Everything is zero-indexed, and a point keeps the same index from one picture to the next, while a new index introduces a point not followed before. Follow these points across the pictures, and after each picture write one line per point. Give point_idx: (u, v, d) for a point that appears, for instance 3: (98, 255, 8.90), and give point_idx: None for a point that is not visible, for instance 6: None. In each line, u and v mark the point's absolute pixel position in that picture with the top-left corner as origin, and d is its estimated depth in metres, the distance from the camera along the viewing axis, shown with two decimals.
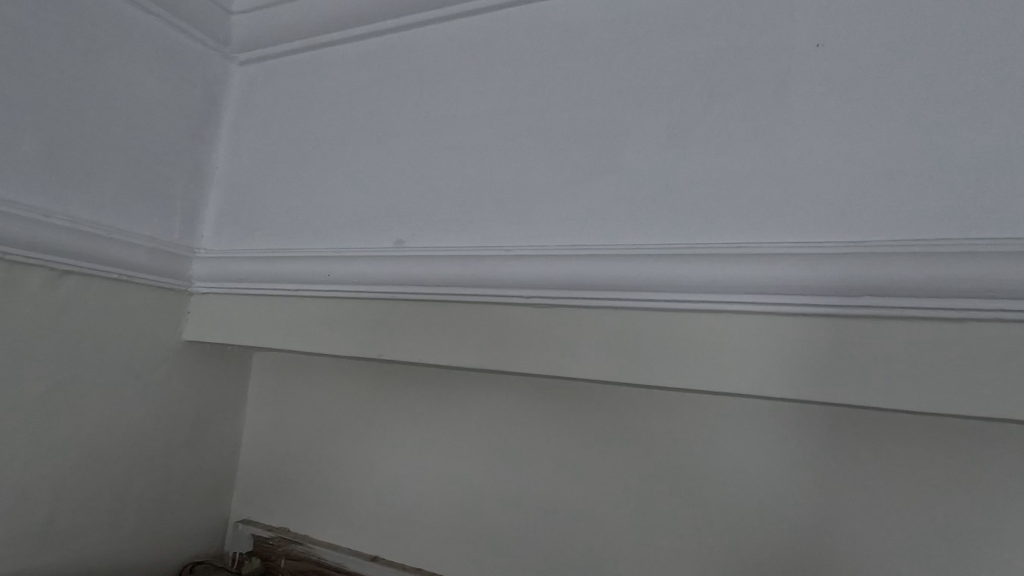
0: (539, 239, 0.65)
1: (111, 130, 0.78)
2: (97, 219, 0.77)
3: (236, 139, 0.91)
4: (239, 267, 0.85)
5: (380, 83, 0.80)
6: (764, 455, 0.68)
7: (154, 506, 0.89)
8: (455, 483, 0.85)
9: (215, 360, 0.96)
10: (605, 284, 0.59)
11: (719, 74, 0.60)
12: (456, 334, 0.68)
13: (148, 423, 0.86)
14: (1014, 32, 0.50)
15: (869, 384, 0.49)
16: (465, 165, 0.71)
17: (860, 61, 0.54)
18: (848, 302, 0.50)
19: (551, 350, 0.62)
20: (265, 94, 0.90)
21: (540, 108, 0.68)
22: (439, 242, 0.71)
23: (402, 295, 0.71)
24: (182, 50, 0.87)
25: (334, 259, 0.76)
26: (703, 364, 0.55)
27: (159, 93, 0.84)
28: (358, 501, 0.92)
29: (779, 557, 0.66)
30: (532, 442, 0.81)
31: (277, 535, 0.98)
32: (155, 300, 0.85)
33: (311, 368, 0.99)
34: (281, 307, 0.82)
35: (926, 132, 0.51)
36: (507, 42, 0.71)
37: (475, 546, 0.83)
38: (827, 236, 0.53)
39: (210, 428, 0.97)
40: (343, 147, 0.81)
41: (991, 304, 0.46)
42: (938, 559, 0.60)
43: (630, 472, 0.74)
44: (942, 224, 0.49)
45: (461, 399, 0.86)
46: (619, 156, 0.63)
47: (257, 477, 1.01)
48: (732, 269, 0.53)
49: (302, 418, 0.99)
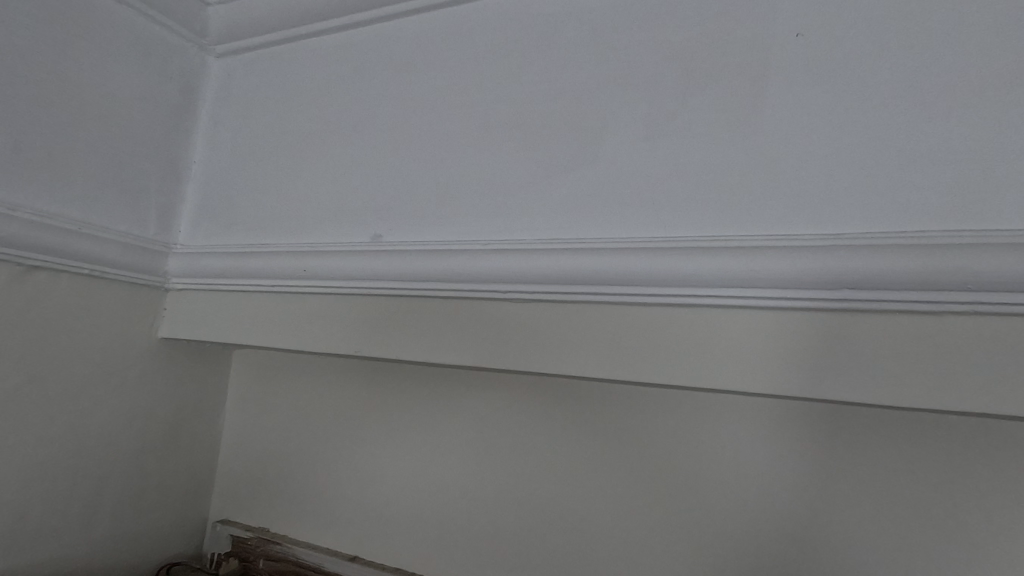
0: (516, 234, 0.65)
1: (79, 120, 0.76)
2: (67, 213, 0.75)
3: (215, 133, 0.90)
4: (216, 262, 0.83)
5: (360, 77, 0.78)
6: (740, 450, 0.67)
7: (126, 506, 0.87)
8: (440, 482, 0.84)
9: (191, 357, 0.94)
10: (576, 280, 0.59)
11: (697, 65, 0.59)
12: (439, 328, 0.67)
13: (121, 418, 0.84)
14: (1001, 20, 0.49)
15: (879, 382, 0.48)
16: (442, 158, 0.70)
17: (835, 53, 0.54)
18: (832, 295, 0.49)
19: (532, 347, 0.61)
20: (244, 87, 0.88)
21: (518, 100, 0.67)
22: (419, 236, 0.70)
23: (380, 290, 0.70)
24: (155, 41, 0.85)
25: (308, 254, 0.75)
26: (682, 360, 0.54)
27: (134, 84, 0.82)
28: (339, 499, 0.91)
29: (768, 559, 0.65)
30: (518, 438, 0.79)
31: (257, 535, 0.96)
32: (125, 296, 0.83)
33: (291, 367, 0.98)
34: (259, 302, 0.81)
35: (913, 121, 0.50)
36: (486, 33, 0.70)
37: (454, 542, 0.82)
38: (810, 230, 0.52)
39: (184, 428, 0.95)
40: (322, 140, 0.80)
41: (958, 298, 0.46)
42: (909, 552, 0.60)
43: (611, 468, 0.73)
44: (916, 217, 0.49)
45: (447, 397, 0.85)
46: (598, 148, 0.62)
47: (238, 474, 1.00)
48: (703, 263, 0.53)
49: (282, 416, 0.97)
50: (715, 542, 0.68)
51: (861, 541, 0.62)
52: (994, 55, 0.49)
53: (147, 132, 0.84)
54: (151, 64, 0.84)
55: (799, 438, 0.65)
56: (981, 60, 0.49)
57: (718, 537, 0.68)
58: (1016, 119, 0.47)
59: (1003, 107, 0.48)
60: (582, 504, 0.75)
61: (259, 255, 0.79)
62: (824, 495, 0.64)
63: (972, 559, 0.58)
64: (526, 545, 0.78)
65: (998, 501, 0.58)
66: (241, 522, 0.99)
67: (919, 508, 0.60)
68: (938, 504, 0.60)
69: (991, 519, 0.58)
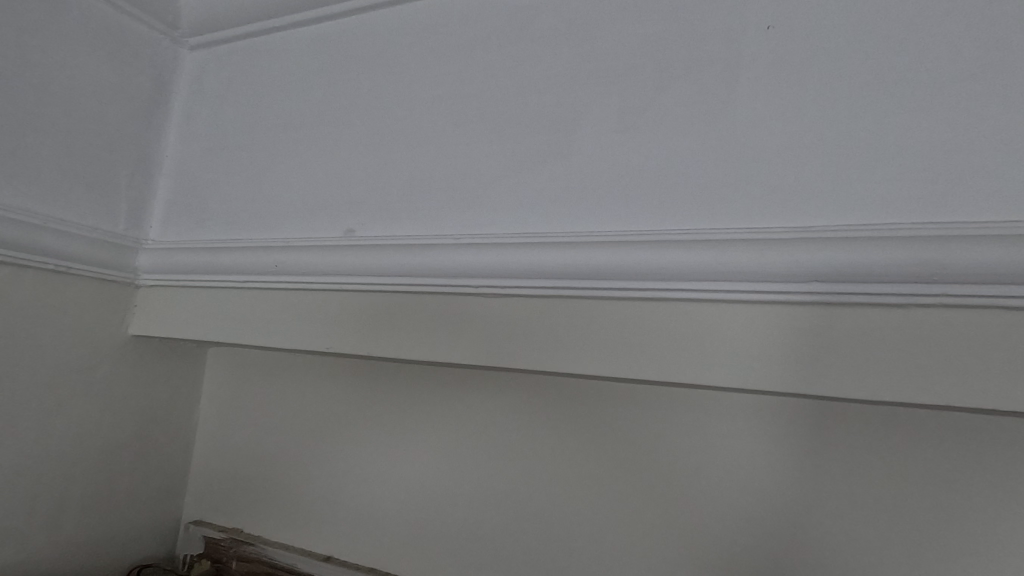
0: (489, 229, 0.64)
1: (47, 112, 0.74)
2: (31, 207, 0.73)
3: (188, 127, 0.88)
4: (187, 258, 0.82)
5: (334, 69, 0.77)
6: (717, 445, 0.67)
7: (96, 506, 0.85)
8: (416, 480, 0.83)
9: (163, 355, 0.92)
10: (549, 274, 0.58)
11: (670, 57, 0.58)
12: (413, 325, 0.66)
13: (90, 416, 0.82)
14: (969, 14, 0.49)
15: (851, 377, 0.48)
16: (414, 152, 0.70)
17: (809, 46, 0.54)
18: (805, 289, 0.49)
19: (508, 343, 0.61)
20: (217, 80, 0.87)
21: (492, 92, 0.66)
22: (391, 231, 0.69)
23: (353, 285, 0.69)
24: (126, 33, 0.83)
25: (281, 249, 0.74)
26: (659, 354, 0.54)
27: (105, 76, 0.81)
28: (314, 499, 0.90)
29: (743, 555, 0.65)
30: (494, 435, 0.79)
31: (230, 536, 0.94)
32: (93, 293, 0.81)
33: (267, 364, 0.96)
34: (231, 299, 0.79)
35: (885, 114, 0.50)
36: (459, 26, 0.70)
37: (430, 542, 0.81)
38: (781, 223, 0.52)
39: (156, 427, 0.93)
40: (295, 133, 0.78)
41: (925, 290, 0.46)
42: (887, 549, 0.60)
43: (588, 466, 0.73)
44: (887, 211, 0.49)
45: (425, 395, 0.84)
46: (570, 140, 0.62)
47: (212, 474, 0.98)
48: (675, 256, 0.53)
49: (257, 414, 0.96)
50: (693, 540, 0.67)
51: (838, 537, 0.62)
52: (963, 48, 0.49)
53: (117, 125, 0.83)
54: (120, 55, 0.82)
55: (775, 434, 0.65)
56: (951, 52, 0.49)
57: (695, 535, 0.67)
58: (984, 112, 0.48)
59: (972, 101, 0.48)
60: (559, 503, 0.74)
61: (231, 250, 0.78)
62: (802, 492, 0.63)
63: (950, 557, 0.57)
64: (502, 543, 0.77)
65: (973, 498, 0.57)
66: (214, 523, 0.97)
67: (897, 505, 0.60)
68: (916, 501, 0.59)
69: (967, 516, 0.57)
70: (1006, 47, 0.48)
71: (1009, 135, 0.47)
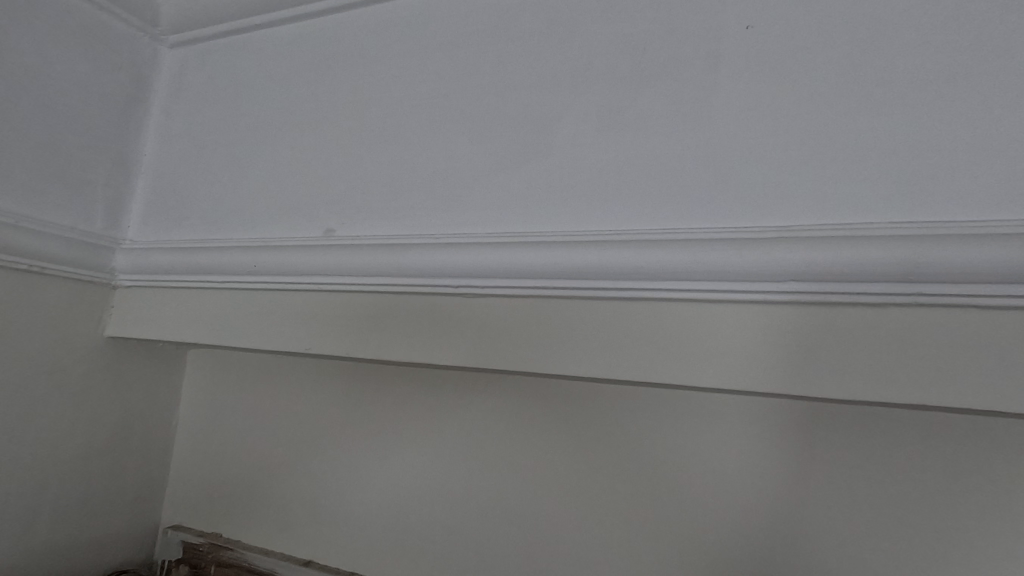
0: (468, 228, 0.64)
1: (22, 109, 0.73)
2: (5, 206, 0.71)
3: (168, 126, 0.87)
4: (165, 258, 0.80)
5: (313, 67, 0.77)
6: (699, 445, 0.67)
7: (71, 511, 0.83)
8: (397, 481, 0.82)
9: (141, 357, 0.91)
10: (531, 274, 0.58)
11: (647, 56, 0.59)
12: (393, 325, 0.65)
13: (65, 418, 0.81)
14: (939, 15, 0.50)
15: (828, 376, 0.48)
16: (392, 150, 0.69)
17: (786, 47, 0.54)
18: (782, 290, 0.49)
19: (489, 343, 0.60)
20: (197, 79, 0.86)
21: (472, 91, 0.66)
22: (370, 231, 0.69)
23: (331, 285, 0.68)
24: (104, 30, 0.82)
25: (260, 249, 0.73)
26: (641, 353, 0.54)
27: (82, 74, 0.79)
28: (293, 502, 0.89)
29: (723, 557, 0.65)
30: (476, 437, 0.78)
31: (208, 540, 0.93)
32: (69, 293, 0.79)
33: (247, 366, 0.95)
34: (209, 299, 0.78)
35: (861, 114, 0.51)
36: (439, 25, 0.69)
37: (411, 544, 0.80)
38: (760, 222, 0.52)
39: (133, 430, 0.91)
40: (275, 131, 0.78)
41: (899, 290, 0.46)
42: (871, 549, 0.59)
43: (571, 467, 0.72)
44: (864, 210, 0.49)
45: (406, 396, 0.83)
46: (548, 139, 0.61)
47: (191, 478, 0.97)
48: (654, 255, 0.53)
49: (237, 417, 0.95)
50: (676, 541, 0.67)
51: (819, 540, 0.61)
52: (935, 48, 0.49)
53: (95, 123, 0.81)
54: (98, 54, 0.81)
55: (755, 434, 0.64)
56: (926, 52, 0.50)
57: (677, 536, 0.67)
58: (954, 112, 0.48)
59: (942, 102, 0.49)
60: (540, 504, 0.74)
61: (210, 249, 0.77)
62: (786, 492, 0.63)
63: (934, 556, 0.57)
64: (483, 545, 0.76)
65: (956, 498, 0.57)
66: (193, 528, 0.96)
67: (881, 505, 0.59)
68: (900, 500, 0.59)
69: (946, 516, 0.57)
70: (975, 48, 0.48)
71: (984, 135, 0.47)
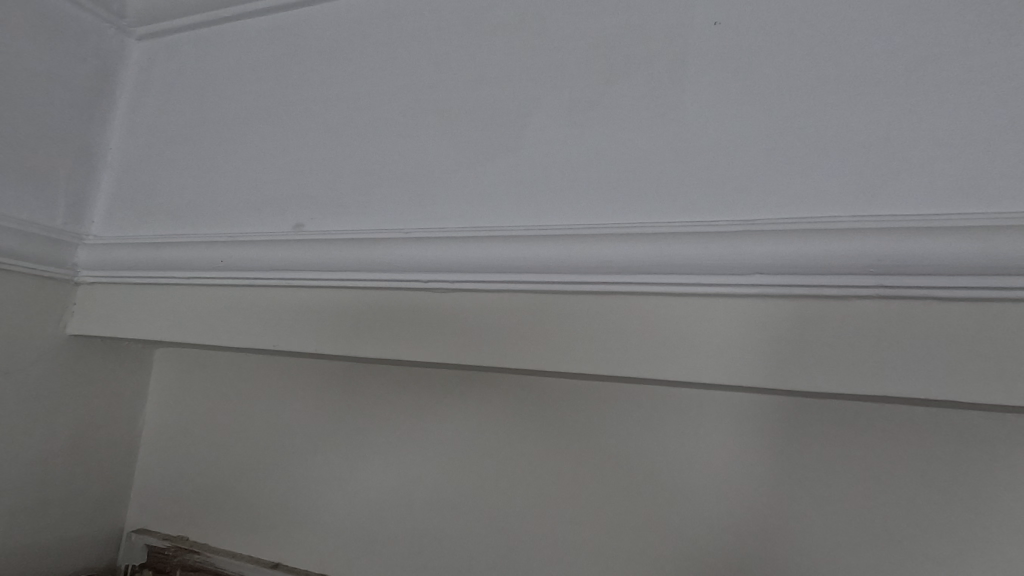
0: (442, 222, 0.62)
1: None
2: None
3: (133, 119, 0.84)
4: (130, 253, 0.77)
5: (283, 59, 0.75)
6: (680, 442, 0.66)
7: (28, 515, 0.80)
8: (372, 480, 0.80)
9: (105, 357, 0.87)
10: (510, 269, 0.57)
11: (619, 52, 0.58)
12: (368, 321, 0.64)
13: (24, 420, 0.77)
14: (911, 11, 0.50)
15: (812, 369, 0.48)
16: (363, 145, 0.68)
17: (762, 44, 0.54)
18: (765, 284, 0.49)
19: (468, 339, 0.59)
20: (164, 71, 0.83)
21: (444, 85, 0.65)
22: (342, 226, 0.67)
23: (304, 280, 0.66)
24: (67, 20, 0.79)
25: (227, 244, 0.71)
26: (622, 347, 0.53)
27: (44, 65, 0.76)
28: (263, 502, 0.86)
29: (703, 553, 0.64)
30: (453, 435, 0.77)
31: (174, 543, 0.90)
32: (29, 290, 0.76)
33: (215, 366, 0.93)
34: (177, 296, 0.75)
35: (840, 110, 0.51)
36: (411, 17, 0.68)
37: (384, 545, 0.79)
38: (738, 217, 0.52)
39: (96, 432, 0.88)
40: (241, 125, 0.76)
41: (880, 283, 0.46)
42: (849, 545, 0.59)
43: (551, 464, 0.71)
44: (842, 204, 0.49)
45: (380, 394, 0.81)
46: (521, 134, 0.61)
47: (157, 481, 0.93)
48: (635, 249, 0.52)
49: (205, 418, 0.92)
50: (657, 539, 0.66)
51: (799, 534, 0.61)
52: (909, 44, 0.49)
53: (58, 115, 0.78)
54: (60, 44, 0.78)
55: (736, 430, 0.64)
56: (902, 49, 0.50)
57: (657, 531, 0.66)
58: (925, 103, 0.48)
59: (915, 96, 0.49)
60: (518, 502, 0.72)
61: (176, 245, 0.74)
62: (766, 487, 0.62)
63: (911, 551, 0.57)
64: (460, 544, 0.75)
65: (934, 490, 0.57)
66: (159, 531, 0.93)
67: (860, 501, 0.59)
68: (879, 497, 0.59)
69: (922, 508, 0.57)
70: (945, 44, 0.49)
71: (962, 130, 0.47)
